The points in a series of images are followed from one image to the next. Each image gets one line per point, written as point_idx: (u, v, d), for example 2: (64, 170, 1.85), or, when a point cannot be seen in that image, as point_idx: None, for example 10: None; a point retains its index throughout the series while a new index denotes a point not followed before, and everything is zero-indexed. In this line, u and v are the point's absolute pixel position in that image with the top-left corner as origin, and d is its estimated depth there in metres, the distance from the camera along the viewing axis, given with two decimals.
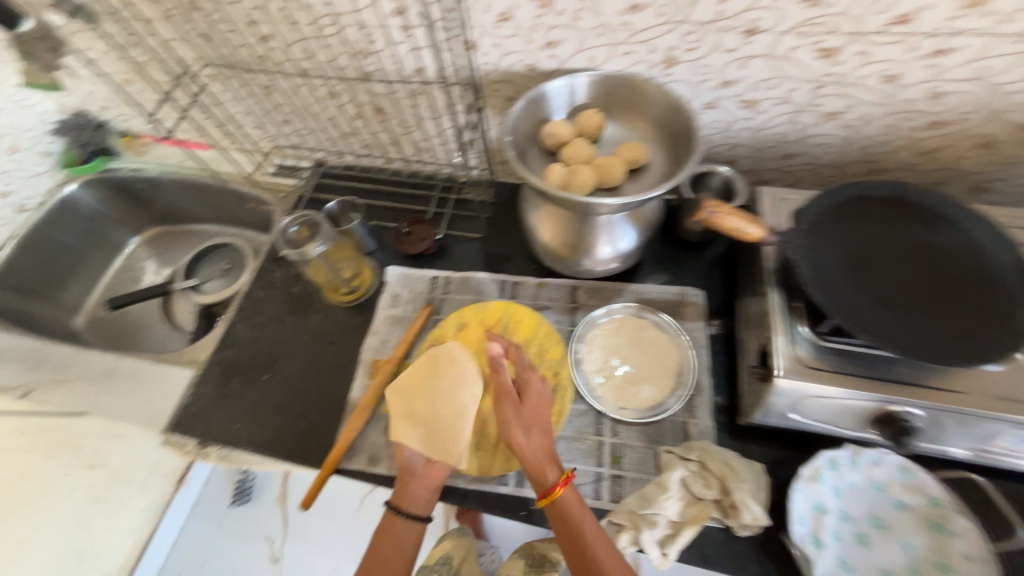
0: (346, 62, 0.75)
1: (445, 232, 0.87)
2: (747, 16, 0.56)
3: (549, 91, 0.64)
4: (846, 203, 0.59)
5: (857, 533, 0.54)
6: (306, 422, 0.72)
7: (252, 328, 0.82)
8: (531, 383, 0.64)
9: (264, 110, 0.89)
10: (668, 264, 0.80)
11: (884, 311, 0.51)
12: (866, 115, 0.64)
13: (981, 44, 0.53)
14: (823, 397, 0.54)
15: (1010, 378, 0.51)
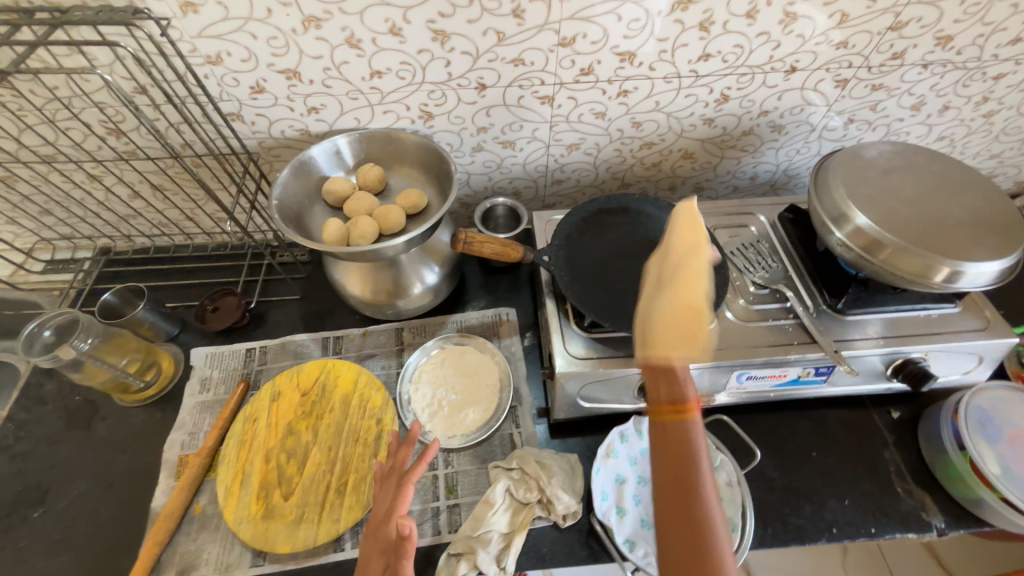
0: (95, 144, 0.69)
1: (258, 300, 0.83)
2: (473, 75, 0.65)
3: (319, 154, 0.67)
4: (590, 217, 0.72)
5: (652, 491, 0.63)
6: (94, 553, 0.62)
7: (14, 460, 0.68)
8: (399, 505, 0.54)
9: (9, 204, 0.78)
10: (485, 291, 0.86)
11: (623, 301, 0.63)
12: (598, 144, 0.78)
13: (648, 85, 0.69)
14: (598, 382, 0.62)
15: (726, 332, 0.65)
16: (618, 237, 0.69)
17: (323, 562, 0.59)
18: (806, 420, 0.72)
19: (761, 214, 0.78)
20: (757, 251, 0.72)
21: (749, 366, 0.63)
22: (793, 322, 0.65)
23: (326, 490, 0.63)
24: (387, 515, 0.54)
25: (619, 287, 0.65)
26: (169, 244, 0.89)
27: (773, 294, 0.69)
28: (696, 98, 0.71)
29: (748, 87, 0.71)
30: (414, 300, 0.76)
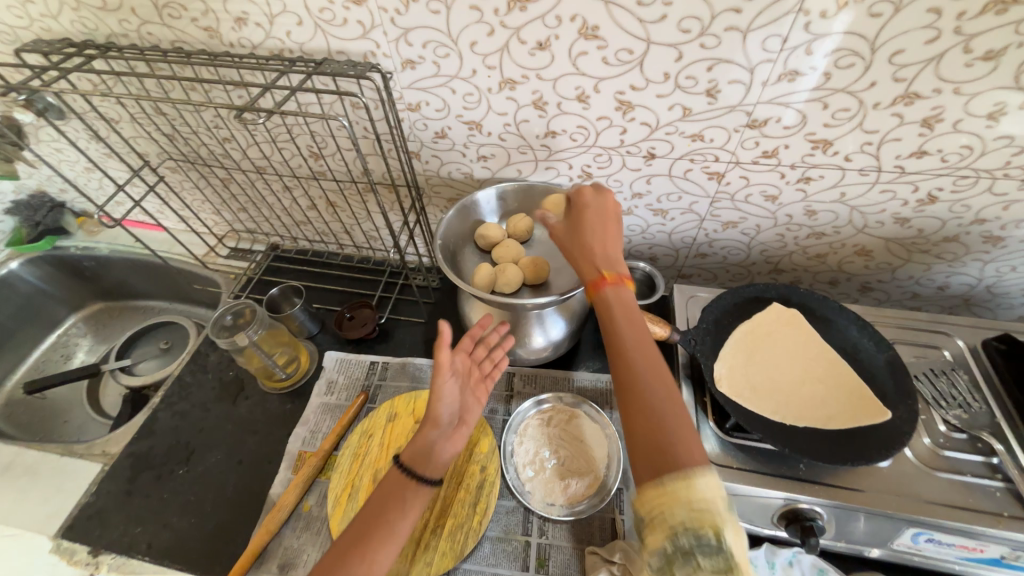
0: (298, 162, 0.81)
1: (388, 317, 0.89)
2: (645, 144, 0.64)
3: (479, 199, 0.71)
4: (741, 304, 0.66)
5: None
6: (215, 522, 0.68)
7: (173, 417, 0.79)
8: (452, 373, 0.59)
9: (221, 199, 0.94)
10: (601, 352, 0.83)
11: (776, 409, 0.56)
12: (759, 226, 0.73)
13: (837, 175, 0.62)
14: (730, 495, 0.55)
15: (903, 474, 0.54)
16: (776, 335, 0.63)
17: None
18: None
19: (957, 337, 0.65)
20: (952, 382, 0.60)
21: (933, 528, 0.51)
22: (1002, 486, 0.52)
23: (421, 527, 0.63)
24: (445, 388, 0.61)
25: (772, 392, 0.58)
26: (324, 250, 1.01)
27: (973, 443, 0.56)
28: (894, 195, 0.63)
29: (966, 192, 0.61)
30: (535, 351, 0.75)
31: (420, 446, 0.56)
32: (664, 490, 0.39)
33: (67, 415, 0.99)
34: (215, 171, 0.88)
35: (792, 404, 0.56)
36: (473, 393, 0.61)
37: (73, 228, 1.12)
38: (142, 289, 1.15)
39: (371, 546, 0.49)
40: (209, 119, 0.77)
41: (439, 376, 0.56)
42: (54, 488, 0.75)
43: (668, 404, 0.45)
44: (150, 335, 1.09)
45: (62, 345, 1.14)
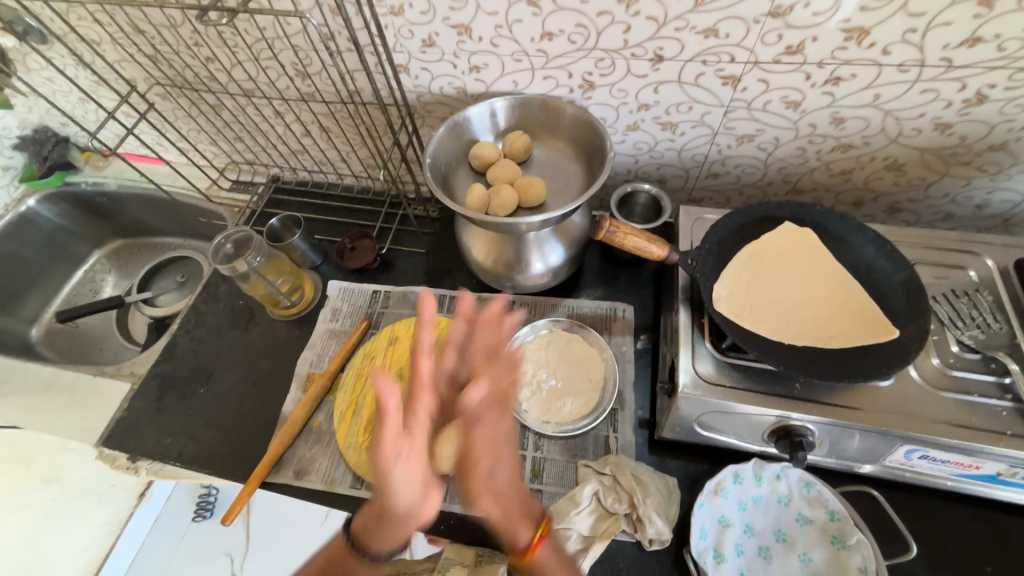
0: (285, 83, 0.77)
1: (389, 247, 0.89)
2: (652, 44, 0.58)
3: (472, 115, 0.67)
4: (751, 223, 0.62)
5: (758, 546, 0.55)
6: (236, 434, 0.74)
7: (190, 341, 0.83)
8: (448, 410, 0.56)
9: (215, 128, 0.91)
10: (603, 280, 0.81)
11: (776, 330, 0.54)
12: (777, 139, 0.66)
13: (871, 72, 0.55)
14: (721, 413, 0.55)
15: (904, 394, 0.53)
16: (784, 255, 0.59)
17: None
18: (986, 524, 0.56)
19: (988, 256, 0.60)
20: (973, 303, 0.57)
21: (928, 445, 0.50)
22: (1010, 405, 0.50)
23: None
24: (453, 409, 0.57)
25: (773, 312, 0.55)
26: (323, 181, 0.99)
27: (986, 363, 0.53)
28: (936, 96, 0.56)
29: (1022, 88, 0.53)
30: (533, 278, 0.74)
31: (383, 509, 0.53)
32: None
33: (100, 343, 1.06)
34: (205, 97, 0.85)
35: (794, 325, 0.54)
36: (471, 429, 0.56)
37: (80, 163, 1.12)
38: (154, 225, 1.18)
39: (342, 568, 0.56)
40: (187, 35, 0.73)
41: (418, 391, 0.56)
42: (93, 405, 0.82)
43: (510, 517, 0.54)
44: (167, 269, 1.13)
45: (89, 280, 1.19)
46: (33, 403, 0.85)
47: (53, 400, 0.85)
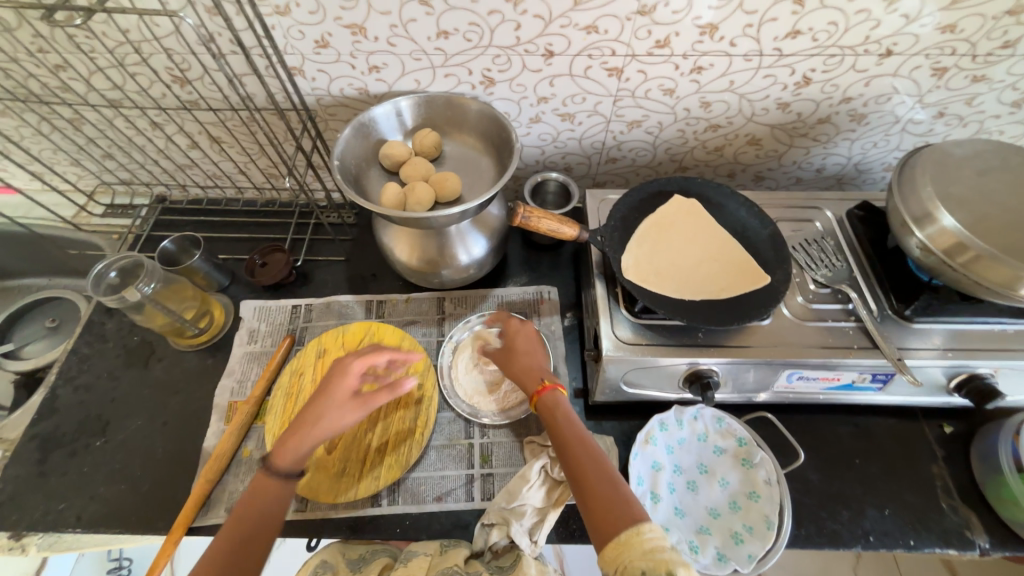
0: (161, 91, 0.70)
1: (305, 259, 0.85)
2: (542, 41, 0.62)
3: (376, 116, 0.66)
4: (647, 198, 0.69)
5: (687, 481, 0.63)
6: (149, 484, 0.66)
7: (76, 391, 0.73)
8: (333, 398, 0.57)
9: (76, 145, 0.80)
10: (527, 267, 0.86)
11: (679, 288, 0.61)
12: (660, 123, 0.75)
13: (724, 62, 0.64)
14: (642, 368, 0.62)
15: (781, 328, 0.63)
16: (677, 224, 0.67)
17: (361, 514, 0.63)
18: (851, 425, 0.69)
19: (827, 209, 0.74)
20: (822, 248, 0.69)
21: (802, 367, 0.60)
22: (855, 325, 0.62)
23: (366, 448, 0.65)
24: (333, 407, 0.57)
25: (674, 274, 0.63)
26: (220, 196, 0.92)
27: (836, 295, 0.65)
28: (775, 80, 0.67)
29: (834, 70, 0.66)
30: (458, 272, 0.76)
31: (283, 475, 0.53)
32: (619, 541, 0.44)
33: None
34: (58, 111, 0.74)
35: (691, 283, 0.62)
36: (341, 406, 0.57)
37: None
38: (6, 265, 1.00)
39: (228, 548, 0.48)
40: (27, 41, 0.63)
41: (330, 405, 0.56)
42: None
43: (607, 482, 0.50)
44: (31, 316, 0.96)
45: None
46: None
47: None
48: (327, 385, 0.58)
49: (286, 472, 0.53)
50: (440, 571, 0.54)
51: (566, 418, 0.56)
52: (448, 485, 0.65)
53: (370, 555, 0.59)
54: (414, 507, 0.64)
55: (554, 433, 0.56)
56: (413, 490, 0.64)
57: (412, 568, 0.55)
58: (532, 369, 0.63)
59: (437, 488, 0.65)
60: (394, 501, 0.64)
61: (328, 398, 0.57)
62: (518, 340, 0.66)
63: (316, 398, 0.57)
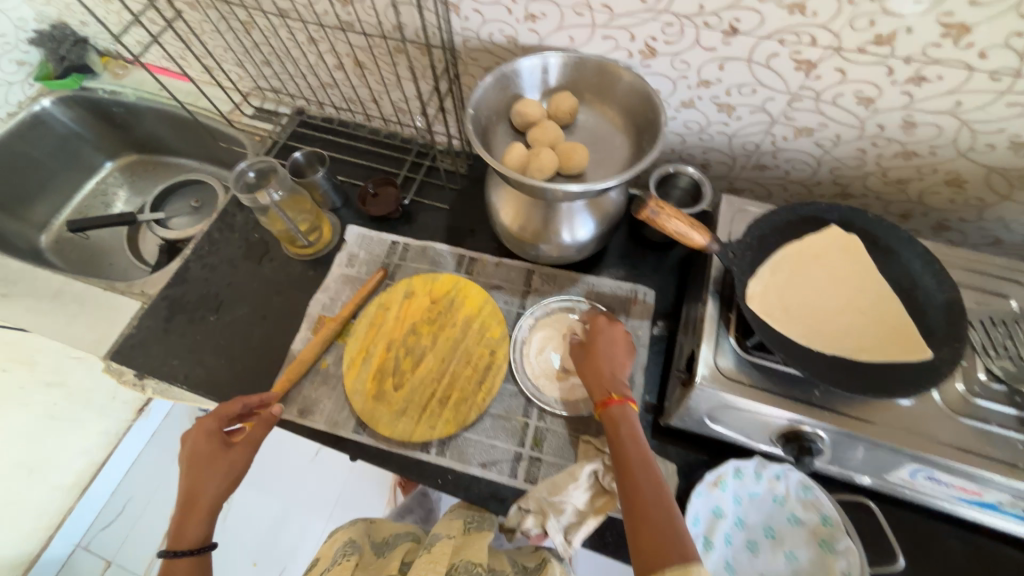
0: (324, 8, 0.72)
1: (412, 198, 0.87)
2: (728, 14, 0.53)
3: (521, 68, 0.62)
4: (796, 221, 0.59)
5: (747, 539, 0.56)
6: (243, 366, 0.74)
7: (203, 268, 0.82)
8: (198, 467, 0.55)
9: (244, 48, 0.87)
10: (626, 261, 0.80)
11: (808, 334, 0.52)
12: (839, 136, 0.63)
13: (958, 77, 0.51)
14: (733, 408, 0.55)
15: (923, 415, 0.52)
16: (825, 259, 0.57)
17: (409, 455, 0.65)
18: (971, 548, 0.57)
19: None
20: (1009, 334, 0.55)
21: (936, 466, 0.50)
22: None
23: (428, 397, 0.65)
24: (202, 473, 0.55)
25: (806, 316, 0.53)
26: (350, 120, 0.95)
27: (1011, 395, 0.52)
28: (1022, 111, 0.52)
29: None
30: (557, 249, 0.73)
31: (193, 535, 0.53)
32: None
33: (110, 258, 1.06)
34: (236, 12, 0.80)
35: (826, 333, 0.52)
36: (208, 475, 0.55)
37: (98, 68, 1.08)
38: (170, 143, 1.14)
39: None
40: None
41: (195, 476, 0.55)
42: (102, 318, 0.80)
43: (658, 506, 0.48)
44: (181, 192, 1.10)
45: (101, 192, 1.16)
46: (37, 308, 0.81)
47: (58, 307, 0.81)
48: (192, 458, 0.56)
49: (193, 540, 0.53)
50: (463, 561, 0.54)
51: (632, 436, 0.54)
52: (495, 456, 0.65)
53: (391, 541, 0.69)
54: (458, 465, 0.65)
55: (615, 446, 0.54)
56: (461, 450, 0.65)
57: (435, 554, 0.55)
58: (603, 374, 0.60)
59: (484, 454, 0.65)
60: (441, 453, 0.65)
61: (196, 471, 0.55)
62: (598, 340, 0.64)
63: (194, 471, 0.55)
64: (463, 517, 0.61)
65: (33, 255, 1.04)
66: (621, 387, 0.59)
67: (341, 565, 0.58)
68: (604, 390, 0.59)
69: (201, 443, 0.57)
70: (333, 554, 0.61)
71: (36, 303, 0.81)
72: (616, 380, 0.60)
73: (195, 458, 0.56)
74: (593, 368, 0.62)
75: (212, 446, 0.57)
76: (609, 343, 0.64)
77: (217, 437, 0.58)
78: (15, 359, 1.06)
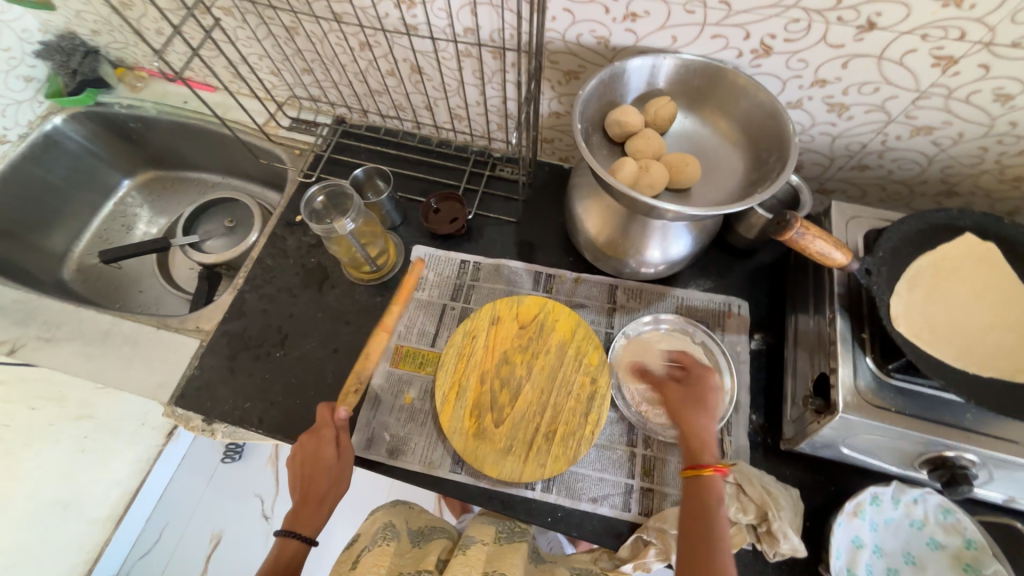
0: (385, 10, 0.66)
1: (476, 212, 0.81)
2: (868, 9, 0.48)
3: (628, 71, 0.58)
4: (927, 230, 0.55)
5: (889, 568, 0.54)
6: (319, 405, 0.69)
7: (260, 299, 0.77)
8: (312, 462, 0.59)
9: (284, 55, 0.79)
10: (712, 271, 0.76)
11: (959, 356, 0.49)
12: (961, 135, 0.58)
13: None
14: (875, 434, 0.52)
15: None
16: (963, 272, 0.54)
17: (514, 493, 0.62)
18: None
19: None
20: None
21: None
22: None
23: (533, 431, 0.62)
24: (316, 466, 0.59)
25: (953, 336, 0.50)
26: (398, 128, 0.89)
27: None
28: None
29: None
30: (647, 266, 0.68)
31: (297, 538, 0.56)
32: None
33: (142, 286, 0.99)
34: (279, 17, 0.73)
35: (976, 354, 0.50)
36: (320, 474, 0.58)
37: (113, 81, 1.00)
38: (193, 159, 1.07)
39: None
40: None
41: (308, 473, 0.58)
42: (156, 360, 0.74)
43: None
44: (212, 212, 1.02)
45: (120, 213, 1.08)
46: (84, 352, 0.75)
47: (106, 349, 0.75)
48: (304, 457, 0.59)
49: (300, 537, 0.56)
50: (497, 571, 0.53)
51: (717, 512, 0.49)
52: (605, 490, 0.62)
53: (428, 533, 0.62)
54: (569, 501, 0.61)
55: (691, 505, 0.50)
56: (570, 485, 0.62)
57: (471, 558, 0.54)
58: (700, 431, 0.54)
59: (594, 489, 0.62)
60: (548, 490, 0.62)
61: (307, 470, 0.58)
62: (704, 394, 0.56)
63: (303, 466, 0.59)
64: (494, 527, 0.62)
65: (58, 287, 0.97)
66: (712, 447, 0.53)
67: (380, 548, 0.53)
68: (712, 455, 0.52)
69: (314, 439, 0.60)
70: (374, 534, 0.57)
71: (83, 346, 0.75)
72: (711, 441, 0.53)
73: (309, 451, 0.59)
74: (694, 423, 0.54)
75: (324, 445, 0.60)
76: (708, 394, 0.57)
77: (328, 439, 0.60)
78: (41, 396, 0.91)
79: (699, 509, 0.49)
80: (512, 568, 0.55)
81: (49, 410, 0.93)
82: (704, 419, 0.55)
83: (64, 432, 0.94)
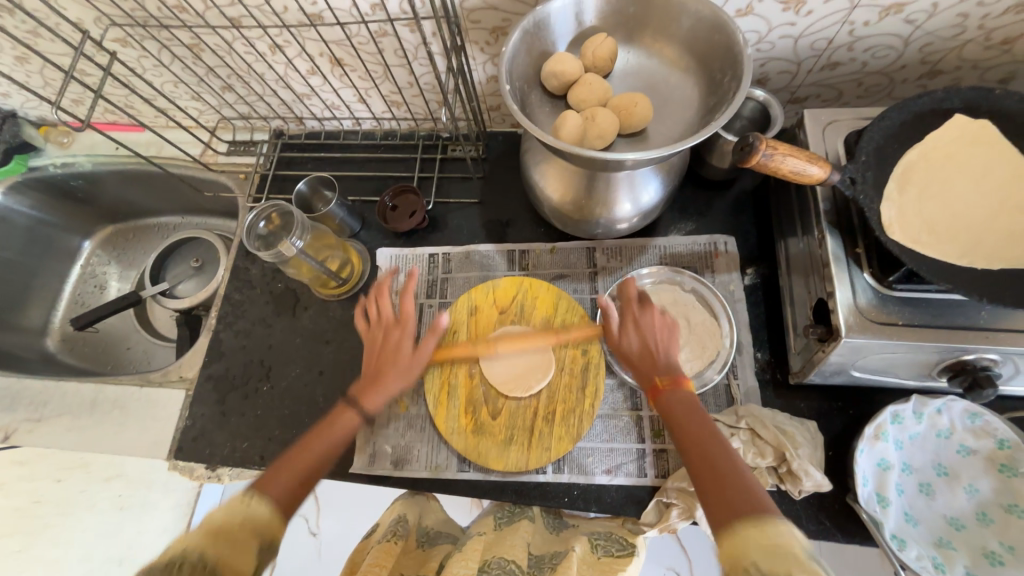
0: (282, 2, 0.60)
1: (436, 201, 0.77)
2: None
3: (551, 14, 0.51)
4: (912, 120, 0.50)
5: (919, 484, 0.53)
6: (316, 432, 0.68)
7: (237, 336, 0.74)
8: (405, 326, 0.59)
9: (197, 76, 0.74)
10: (692, 211, 0.71)
11: (964, 253, 0.45)
12: (935, 6, 0.52)
13: None
14: (885, 353, 0.49)
15: None
16: (958, 158, 0.48)
17: (528, 479, 0.60)
18: None
19: None
20: None
21: None
22: None
23: (533, 416, 0.60)
24: (394, 330, 0.59)
25: (954, 232, 0.46)
26: (338, 129, 0.84)
27: None
28: None
29: None
30: (620, 221, 0.64)
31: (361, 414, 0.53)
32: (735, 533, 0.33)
33: (127, 344, 0.97)
34: (178, 36, 0.67)
35: (983, 245, 0.45)
36: (393, 341, 0.58)
37: (40, 142, 0.96)
38: (146, 205, 1.03)
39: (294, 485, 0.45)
40: None
41: (384, 326, 0.59)
42: (149, 417, 0.73)
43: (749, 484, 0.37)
44: (177, 255, 0.99)
45: (89, 276, 1.05)
46: (79, 424, 0.74)
47: (99, 417, 0.74)
48: (386, 318, 0.60)
49: (348, 421, 0.52)
50: (496, 557, 0.48)
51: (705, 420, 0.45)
52: (618, 459, 0.60)
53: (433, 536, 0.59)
54: (582, 477, 0.60)
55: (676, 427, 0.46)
56: (583, 462, 0.60)
57: (468, 551, 0.51)
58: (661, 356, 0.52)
59: (606, 460, 0.60)
60: (560, 471, 0.60)
61: (383, 353, 0.58)
62: (646, 323, 0.54)
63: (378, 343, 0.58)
64: (493, 514, 0.59)
65: (46, 361, 0.96)
66: (671, 367, 0.51)
67: (385, 546, 0.51)
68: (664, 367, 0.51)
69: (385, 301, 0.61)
70: (386, 528, 0.56)
71: (75, 418, 0.74)
72: (663, 358, 0.51)
73: (383, 310, 0.60)
74: (639, 335, 0.53)
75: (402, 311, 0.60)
76: (653, 329, 0.53)
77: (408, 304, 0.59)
78: (65, 466, 0.85)
79: (682, 420, 0.46)
80: (513, 549, 0.51)
81: (80, 476, 0.86)
82: (637, 337, 0.53)
83: (98, 494, 0.88)
